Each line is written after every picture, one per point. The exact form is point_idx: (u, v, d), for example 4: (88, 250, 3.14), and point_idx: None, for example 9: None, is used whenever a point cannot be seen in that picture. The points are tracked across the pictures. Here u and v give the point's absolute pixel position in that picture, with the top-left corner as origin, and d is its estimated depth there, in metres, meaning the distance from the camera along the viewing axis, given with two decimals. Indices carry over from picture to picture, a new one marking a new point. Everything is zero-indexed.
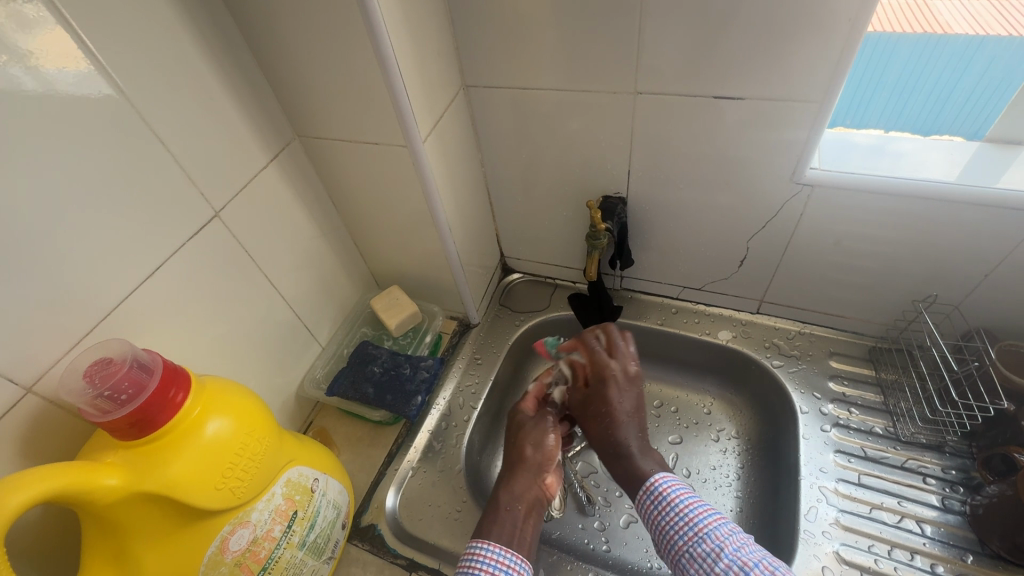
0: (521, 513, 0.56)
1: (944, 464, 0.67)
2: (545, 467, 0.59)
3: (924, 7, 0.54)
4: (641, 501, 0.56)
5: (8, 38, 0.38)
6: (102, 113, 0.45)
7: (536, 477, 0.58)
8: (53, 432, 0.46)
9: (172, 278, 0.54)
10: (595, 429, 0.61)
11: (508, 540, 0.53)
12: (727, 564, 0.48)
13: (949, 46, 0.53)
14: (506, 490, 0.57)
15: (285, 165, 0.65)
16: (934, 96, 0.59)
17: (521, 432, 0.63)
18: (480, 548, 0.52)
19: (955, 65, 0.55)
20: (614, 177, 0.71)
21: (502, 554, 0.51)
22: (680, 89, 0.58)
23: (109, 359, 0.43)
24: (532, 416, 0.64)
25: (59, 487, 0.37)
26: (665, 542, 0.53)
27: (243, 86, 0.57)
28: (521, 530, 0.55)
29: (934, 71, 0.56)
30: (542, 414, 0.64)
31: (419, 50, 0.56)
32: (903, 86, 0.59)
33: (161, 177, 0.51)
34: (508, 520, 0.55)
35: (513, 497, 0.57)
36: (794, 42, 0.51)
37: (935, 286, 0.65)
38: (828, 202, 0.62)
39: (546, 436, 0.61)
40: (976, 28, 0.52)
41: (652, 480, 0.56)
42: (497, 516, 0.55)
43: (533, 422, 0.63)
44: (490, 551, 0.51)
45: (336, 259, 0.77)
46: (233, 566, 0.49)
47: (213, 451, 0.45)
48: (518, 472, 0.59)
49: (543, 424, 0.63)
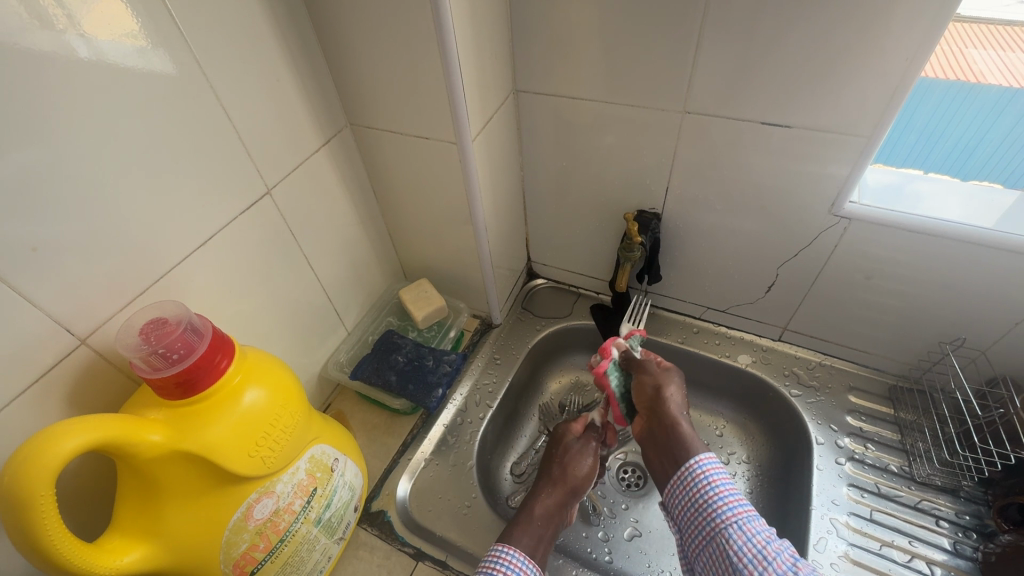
0: (546, 527, 0.62)
1: (958, 508, 0.67)
2: (578, 493, 0.66)
3: (959, 52, 0.54)
4: (687, 470, 0.58)
5: (67, 5, 0.38)
6: (165, 80, 0.46)
7: (567, 497, 0.65)
8: (99, 385, 0.48)
9: (218, 250, 0.55)
10: (677, 393, 0.65)
11: (529, 551, 0.58)
12: (778, 548, 0.49)
13: (981, 95, 0.54)
14: (540, 503, 0.63)
15: (335, 150, 0.67)
16: (961, 144, 0.59)
17: (565, 452, 0.69)
18: (501, 553, 0.56)
19: (985, 116, 0.55)
20: (651, 193, 0.72)
21: (522, 564, 0.55)
22: (728, 111, 0.59)
23: (163, 320, 0.45)
24: (576, 440, 0.70)
25: (109, 436, 0.39)
26: (703, 519, 0.55)
27: (304, 70, 0.59)
28: (538, 543, 0.60)
29: (965, 119, 0.56)
30: (586, 439, 0.70)
31: (479, 50, 0.58)
32: (931, 131, 0.59)
33: (219, 150, 0.52)
34: (534, 532, 0.60)
35: (544, 512, 0.62)
36: (847, 75, 0.52)
37: (964, 329, 0.65)
38: (862, 237, 0.63)
39: (586, 463, 0.67)
40: (1010, 80, 0.53)
41: (697, 460, 0.58)
42: (526, 525, 0.60)
43: (575, 445, 0.69)
44: (515, 557, 0.55)
45: (370, 247, 0.79)
46: (254, 535, 0.49)
47: (249, 419, 0.46)
48: (558, 487, 0.65)
49: (585, 451, 0.69)
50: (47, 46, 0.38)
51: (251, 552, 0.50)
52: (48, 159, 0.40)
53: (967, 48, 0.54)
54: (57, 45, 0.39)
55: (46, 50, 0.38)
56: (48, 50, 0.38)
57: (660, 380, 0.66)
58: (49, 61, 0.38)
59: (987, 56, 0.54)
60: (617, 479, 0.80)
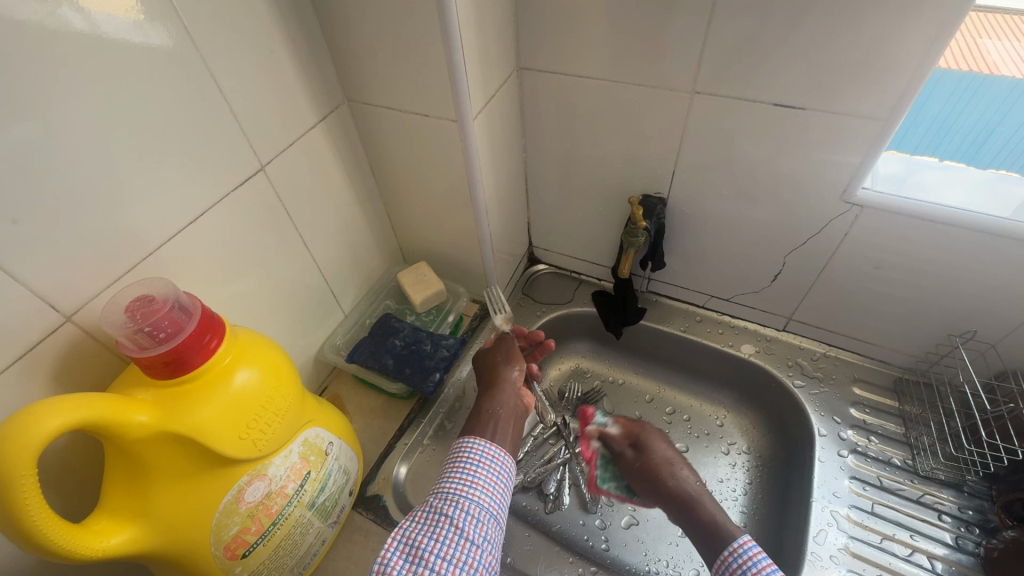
0: (502, 416, 0.63)
1: (961, 503, 0.66)
2: (517, 381, 0.67)
3: (972, 43, 0.51)
4: (725, 562, 0.55)
5: None
6: (159, 53, 0.44)
7: (513, 388, 0.66)
8: (85, 364, 0.47)
9: (210, 228, 0.54)
10: (676, 476, 0.64)
11: (491, 435, 0.60)
12: None
13: (993, 87, 0.51)
14: (490, 399, 0.64)
15: (332, 127, 0.65)
16: (970, 137, 0.57)
17: (493, 359, 0.70)
18: (466, 443, 0.58)
19: (996, 109, 0.53)
20: (657, 177, 0.70)
21: (487, 447, 0.58)
22: (740, 93, 0.57)
23: (151, 298, 0.44)
24: (498, 345, 0.72)
25: (94, 416, 0.38)
26: None
27: (301, 44, 0.57)
28: (501, 427, 0.61)
29: (975, 112, 0.54)
30: (510, 346, 0.71)
31: (482, 26, 0.56)
32: (940, 124, 0.57)
33: (213, 126, 0.51)
34: (490, 422, 0.61)
35: (497, 406, 0.63)
36: (866, 58, 0.49)
37: (973, 322, 0.64)
38: (874, 226, 0.61)
39: (516, 359, 0.69)
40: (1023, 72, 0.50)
41: (736, 546, 0.55)
42: (482, 418, 0.62)
43: (499, 348, 0.71)
44: (477, 444, 0.58)
45: (367, 228, 0.77)
46: (246, 518, 0.49)
47: (240, 401, 0.45)
48: (501, 383, 0.66)
49: (513, 353, 0.70)
50: (34, 15, 0.36)
51: (243, 535, 0.49)
52: (36, 134, 0.38)
53: (981, 38, 0.51)
54: (46, 16, 0.37)
55: (33, 20, 0.36)
56: (41, 21, 0.37)
57: (646, 470, 0.66)
58: (36, 32, 0.37)
59: (1003, 47, 0.51)
60: None
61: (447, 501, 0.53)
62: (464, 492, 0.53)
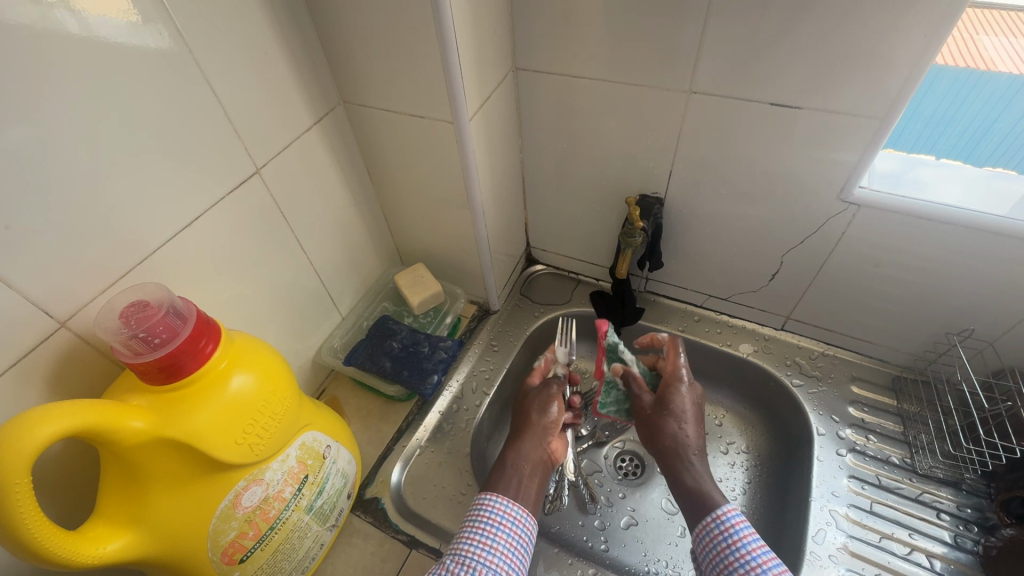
0: (525, 471, 0.61)
1: (959, 501, 0.66)
2: (546, 429, 0.65)
3: (970, 40, 0.51)
4: (706, 528, 0.54)
5: None
6: (152, 55, 0.44)
7: (541, 440, 0.64)
8: (79, 370, 0.46)
9: (206, 232, 0.54)
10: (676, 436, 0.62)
11: (514, 494, 0.58)
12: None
13: (990, 83, 0.51)
14: (514, 451, 0.63)
15: (327, 129, 0.65)
16: (967, 133, 0.56)
17: (528, 401, 0.69)
18: (487, 500, 0.56)
19: (992, 106, 0.53)
20: (654, 176, 0.70)
21: (509, 508, 0.55)
22: (736, 92, 0.57)
23: (145, 303, 0.43)
24: (538, 387, 0.71)
25: (88, 423, 0.37)
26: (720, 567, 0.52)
27: (295, 45, 0.57)
28: (525, 487, 0.59)
29: (971, 109, 0.54)
30: (548, 387, 0.70)
31: (478, 26, 0.55)
32: (937, 121, 0.56)
33: (208, 128, 0.50)
34: (514, 478, 0.60)
35: (521, 458, 0.62)
36: (863, 56, 0.49)
37: (971, 320, 0.64)
38: (871, 224, 0.61)
39: (552, 405, 0.67)
40: (1020, 69, 0.50)
41: (718, 514, 0.54)
42: (505, 472, 0.60)
43: (538, 392, 0.70)
44: (498, 503, 0.56)
45: (364, 230, 0.77)
46: (243, 523, 0.49)
47: (236, 406, 0.45)
48: (528, 433, 0.65)
49: (549, 398, 0.68)
50: (25, 17, 0.36)
51: (240, 540, 0.49)
52: (29, 138, 0.38)
53: (978, 35, 0.51)
54: (38, 18, 0.37)
55: (24, 22, 0.36)
56: (32, 23, 0.36)
57: (659, 419, 0.64)
58: (28, 35, 0.36)
59: (1000, 43, 0.51)
60: (614, 467, 0.79)
61: (464, 567, 0.50)
62: (482, 558, 0.51)
